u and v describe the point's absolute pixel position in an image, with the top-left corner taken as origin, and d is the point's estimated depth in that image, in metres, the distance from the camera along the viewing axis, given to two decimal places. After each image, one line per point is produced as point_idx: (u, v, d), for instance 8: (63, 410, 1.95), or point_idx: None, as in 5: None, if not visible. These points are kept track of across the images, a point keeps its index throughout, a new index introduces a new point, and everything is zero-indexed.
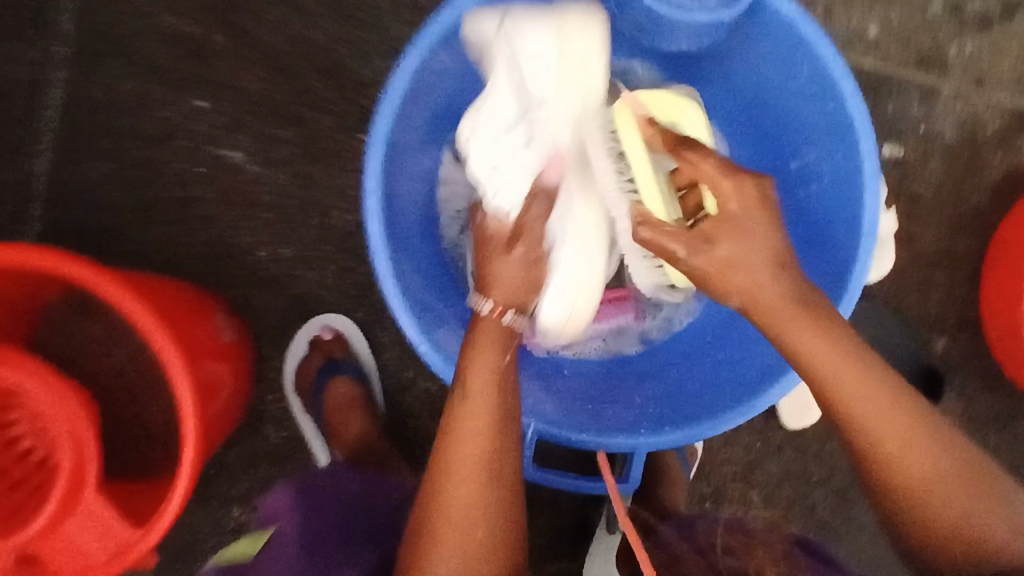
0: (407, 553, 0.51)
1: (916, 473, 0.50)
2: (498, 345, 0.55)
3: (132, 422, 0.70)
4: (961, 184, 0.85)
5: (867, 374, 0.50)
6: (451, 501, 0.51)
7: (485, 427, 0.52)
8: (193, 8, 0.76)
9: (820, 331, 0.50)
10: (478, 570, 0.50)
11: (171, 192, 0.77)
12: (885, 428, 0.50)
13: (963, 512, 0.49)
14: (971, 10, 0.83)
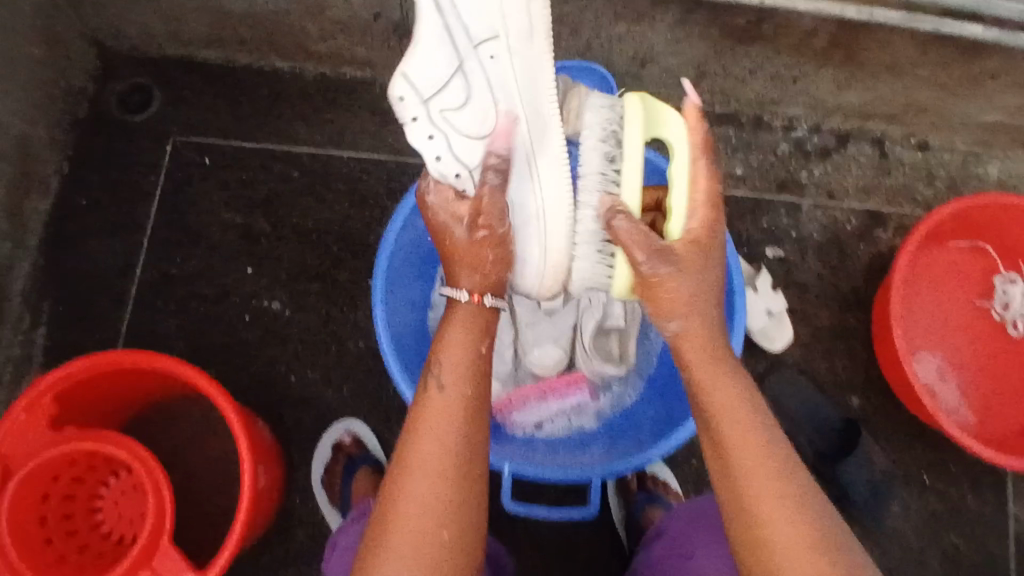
0: (371, 530, 0.55)
1: (778, 516, 0.51)
2: (473, 338, 0.62)
3: (200, 512, 0.90)
4: (836, 272, 1.08)
5: (751, 413, 0.56)
6: (414, 482, 0.55)
7: (456, 413, 0.58)
8: (243, 205, 1.05)
9: (730, 377, 0.58)
10: (434, 549, 0.53)
11: (222, 340, 1.01)
12: (754, 458, 0.54)
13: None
14: (812, 145, 1.11)
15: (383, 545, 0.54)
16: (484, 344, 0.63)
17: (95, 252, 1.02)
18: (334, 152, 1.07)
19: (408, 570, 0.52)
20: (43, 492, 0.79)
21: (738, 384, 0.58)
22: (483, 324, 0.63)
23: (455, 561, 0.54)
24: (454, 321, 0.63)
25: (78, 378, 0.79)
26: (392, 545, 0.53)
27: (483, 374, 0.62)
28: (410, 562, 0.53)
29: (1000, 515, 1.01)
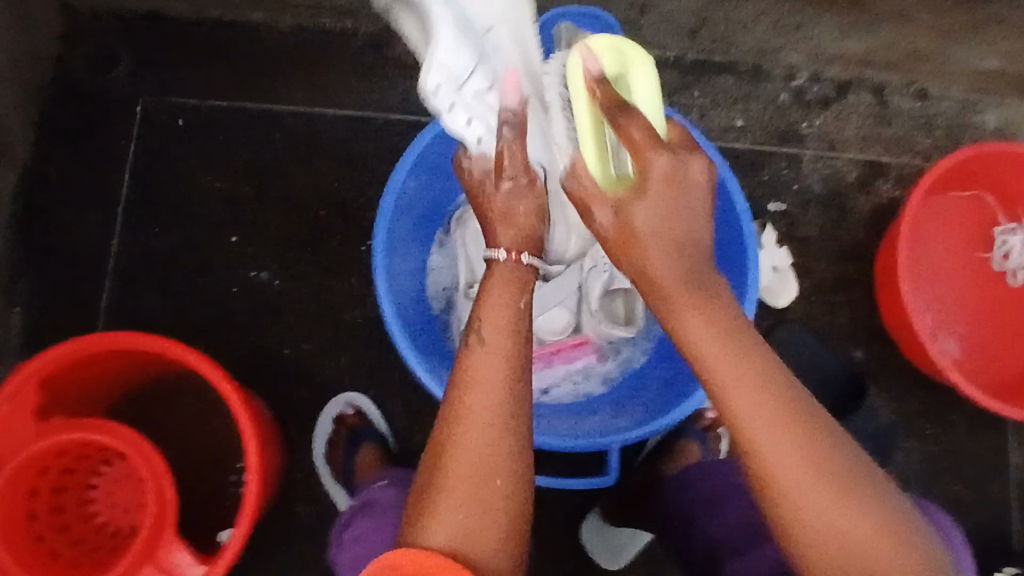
0: (419, 488, 0.52)
1: (826, 524, 0.48)
2: (511, 290, 0.58)
3: (199, 489, 0.87)
4: (838, 225, 1.06)
5: (778, 410, 0.49)
6: (464, 438, 0.51)
7: (504, 366, 0.54)
8: (223, 169, 1.00)
9: (742, 358, 0.50)
10: (491, 501, 0.50)
11: (211, 311, 0.97)
12: (790, 466, 0.48)
13: (854, 543, 0.48)
14: (812, 94, 1.08)
15: (432, 502, 0.50)
16: (524, 298, 0.58)
17: (69, 225, 0.98)
18: (318, 111, 1.00)
19: (464, 523, 0.49)
20: (32, 486, 0.74)
21: (755, 370, 0.50)
22: (521, 280, 0.59)
23: (510, 512, 0.50)
24: (493, 277, 0.59)
25: (62, 364, 0.74)
26: (443, 497, 0.50)
27: (531, 335, 0.57)
28: (462, 517, 0.49)
29: (999, 462, 1.02)
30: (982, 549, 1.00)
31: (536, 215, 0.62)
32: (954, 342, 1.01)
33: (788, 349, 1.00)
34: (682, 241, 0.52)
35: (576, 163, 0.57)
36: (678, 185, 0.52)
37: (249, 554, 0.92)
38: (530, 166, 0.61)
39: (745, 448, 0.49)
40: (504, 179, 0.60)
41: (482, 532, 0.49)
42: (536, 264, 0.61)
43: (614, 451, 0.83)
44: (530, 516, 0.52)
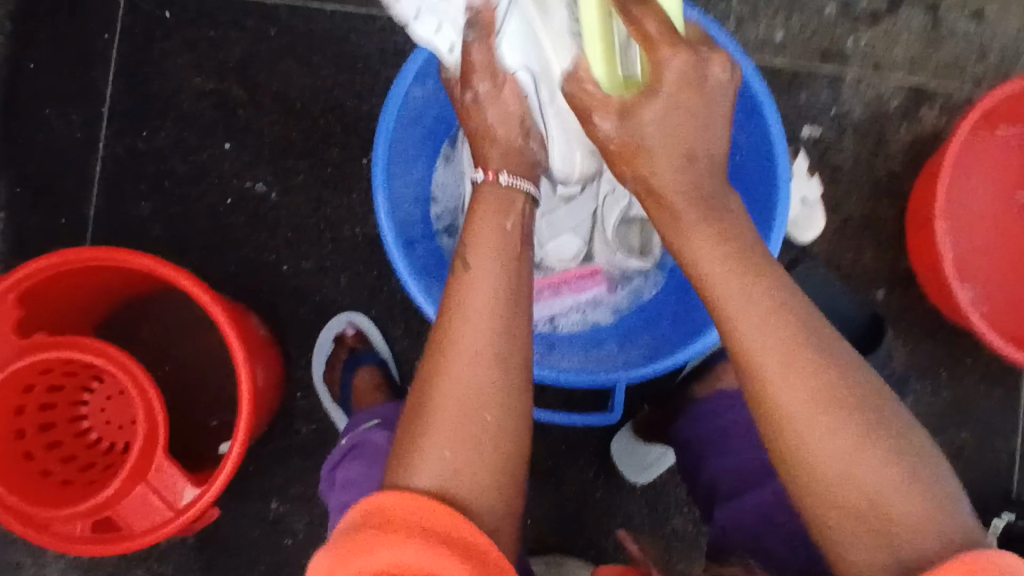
0: (404, 426, 0.48)
1: (876, 488, 0.42)
2: (498, 208, 0.56)
3: (193, 405, 0.85)
4: (873, 156, 0.99)
5: (795, 345, 0.44)
6: (451, 366, 0.47)
7: (497, 283, 0.50)
8: (215, 68, 0.94)
9: (751, 277, 0.46)
10: (479, 438, 0.46)
11: (202, 222, 0.93)
12: (806, 405, 0.43)
13: (834, 436, 0.43)
14: (862, 8, 0.99)
15: (419, 439, 0.46)
16: (508, 213, 0.56)
17: (50, 125, 0.92)
18: (316, 7, 0.94)
19: (453, 462, 0.45)
20: (18, 403, 0.72)
21: (777, 308, 0.45)
22: (506, 199, 0.57)
23: (504, 451, 0.46)
24: (483, 200, 0.57)
25: (41, 279, 0.69)
26: (430, 431, 0.46)
27: (518, 249, 0.54)
28: (456, 454, 0.45)
29: (1014, 410, 0.99)
30: (989, 498, 0.98)
31: (515, 126, 0.61)
32: (985, 285, 0.95)
33: (808, 289, 0.96)
34: (701, 87, 0.47)
35: (582, 66, 0.51)
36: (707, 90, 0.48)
37: (248, 471, 0.91)
38: (498, 69, 0.60)
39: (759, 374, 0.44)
40: (470, 88, 0.60)
41: (476, 474, 0.45)
42: (518, 185, 0.58)
43: (620, 388, 0.79)
44: (525, 461, 0.48)
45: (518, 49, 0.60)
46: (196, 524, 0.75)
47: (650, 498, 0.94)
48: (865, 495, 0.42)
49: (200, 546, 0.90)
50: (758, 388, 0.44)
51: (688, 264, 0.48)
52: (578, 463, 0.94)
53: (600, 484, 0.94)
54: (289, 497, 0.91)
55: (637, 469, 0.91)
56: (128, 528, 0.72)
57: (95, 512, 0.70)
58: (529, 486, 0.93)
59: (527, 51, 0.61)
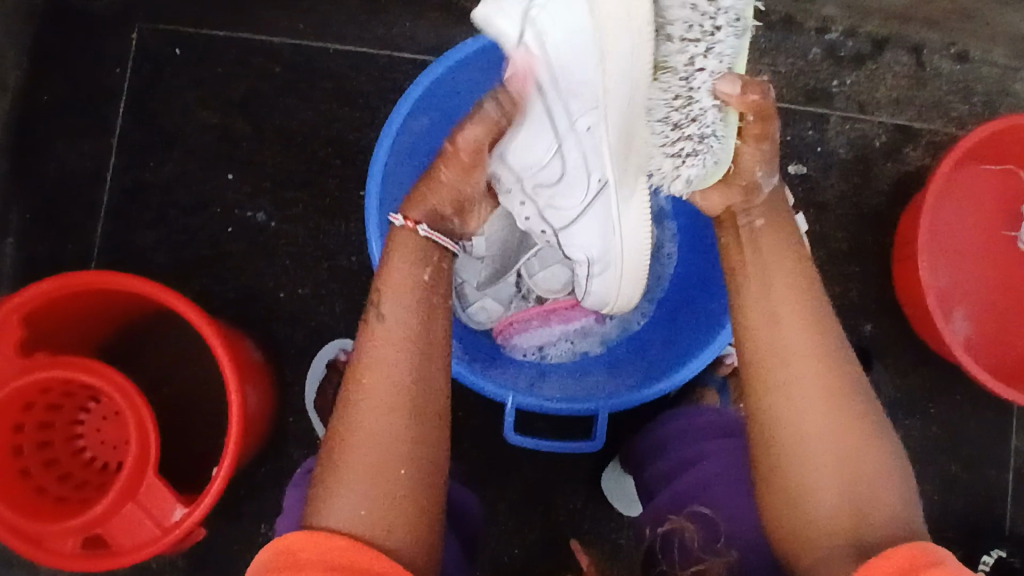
0: (321, 472, 0.51)
1: (813, 440, 0.51)
2: (411, 265, 0.57)
3: (188, 428, 0.87)
4: (859, 192, 1.01)
5: (807, 357, 0.53)
6: (364, 422, 0.51)
7: (408, 344, 0.54)
8: (221, 103, 0.98)
9: (789, 290, 0.55)
10: (392, 491, 0.49)
11: (203, 249, 0.96)
12: (775, 352, 0.53)
13: (799, 387, 0.52)
14: (846, 50, 1.02)
15: (332, 488, 0.50)
16: (423, 271, 0.57)
17: (62, 156, 0.96)
18: (320, 46, 0.98)
19: (364, 514, 0.48)
20: (15, 421, 0.75)
21: (806, 325, 0.54)
22: (420, 250, 0.58)
23: (416, 503, 0.50)
24: (394, 247, 0.58)
25: (42, 301, 0.72)
26: (346, 480, 0.50)
27: (430, 306, 0.56)
28: (368, 501, 0.49)
29: (1003, 444, 0.99)
30: (980, 533, 0.98)
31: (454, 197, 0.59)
32: (971, 320, 0.97)
33: None
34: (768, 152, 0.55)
35: None
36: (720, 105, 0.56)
37: (240, 493, 0.92)
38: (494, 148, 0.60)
39: (781, 374, 0.53)
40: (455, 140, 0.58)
41: (388, 526, 0.48)
42: (431, 237, 0.58)
43: (602, 416, 0.80)
44: (437, 510, 0.51)
45: (590, 235, 0.67)
46: (183, 542, 0.76)
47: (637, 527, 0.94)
48: (850, 492, 0.49)
49: (191, 568, 0.91)
50: (773, 389, 0.53)
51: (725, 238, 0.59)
52: (566, 491, 0.95)
53: (588, 512, 0.95)
54: None
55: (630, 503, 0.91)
56: (117, 545, 0.73)
57: (85, 529, 0.71)
58: (517, 514, 0.94)
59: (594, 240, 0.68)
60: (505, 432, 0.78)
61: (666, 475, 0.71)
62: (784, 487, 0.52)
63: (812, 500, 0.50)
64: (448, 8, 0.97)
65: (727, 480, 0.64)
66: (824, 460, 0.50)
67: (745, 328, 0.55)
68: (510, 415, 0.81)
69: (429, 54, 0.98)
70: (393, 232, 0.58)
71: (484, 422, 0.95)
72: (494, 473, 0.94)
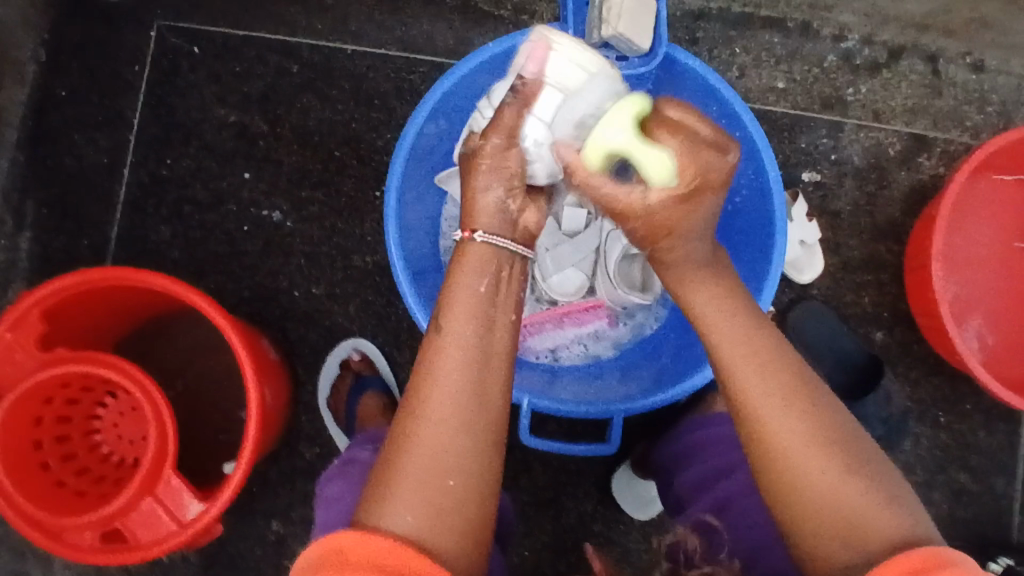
0: (375, 477, 0.51)
1: (815, 466, 0.51)
2: (477, 276, 0.58)
3: (204, 425, 0.88)
4: (872, 201, 1.02)
5: (792, 390, 0.53)
6: (420, 431, 0.51)
7: (466, 356, 0.54)
8: (238, 102, 0.98)
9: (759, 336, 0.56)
10: (444, 498, 0.49)
11: (219, 247, 0.96)
12: (760, 385, 0.54)
13: (788, 418, 0.52)
14: (862, 58, 1.02)
15: (384, 493, 0.50)
16: (481, 284, 0.58)
17: (81, 151, 0.97)
18: (337, 45, 0.98)
19: (416, 519, 0.48)
20: (36, 414, 0.75)
21: (781, 364, 0.55)
22: (485, 260, 0.59)
23: (467, 511, 0.50)
24: (464, 258, 0.59)
25: (64, 297, 0.73)
26: (398, 485, 0.50)
27: (494, 320, 0.57)
28: (419, 507, 0.49)
29: (1010, 454, 0.99)
30: (988, 544, 0.98)
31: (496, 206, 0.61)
32: (982, 329, 0.97)
33: (807, 329, 0.97)
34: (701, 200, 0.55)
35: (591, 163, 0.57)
36: (712, 181, 0.54)
37: (252, 491, 0.93)
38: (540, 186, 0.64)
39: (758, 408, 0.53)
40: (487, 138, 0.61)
41: (440, 532, 0.48)
42: (494, 244, 0.60)
43: (617, 421, 0.81)
44: (490, 522, 0.52)
45: (584, 244, 0.92)
46: (199, 539, 0.77)
47: (647, 532, 0.95)
48: (846, 519, 0.49)
49: (203, 563, 0.92)
50: (760, 432, 0.53)
51: (682, 290, 0.60)
52: (576, 494, 0.95)
53: (597, 515, 0.95)
54: (291, 518, 0.93)
55: (644, 508, 0.93)
56: (135, 540, 0.74)
57: (104, 522, 0.72)
58: (527, 515, 0.95)
59: (585, 242, 0.92)
60: (520, 435, 0.79)
61: (691, 481, 0.73)
62: (791, 512, 0.51)
63: (820, 525, 0.50)
64: (466, 10, 0.97)
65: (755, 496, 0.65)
66: (826, 484, 0.50)
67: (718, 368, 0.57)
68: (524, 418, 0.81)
69: (446, 56, 0.98)
70: (467, 246, 0.60)
71: None
72: (505, 475, 0.95)
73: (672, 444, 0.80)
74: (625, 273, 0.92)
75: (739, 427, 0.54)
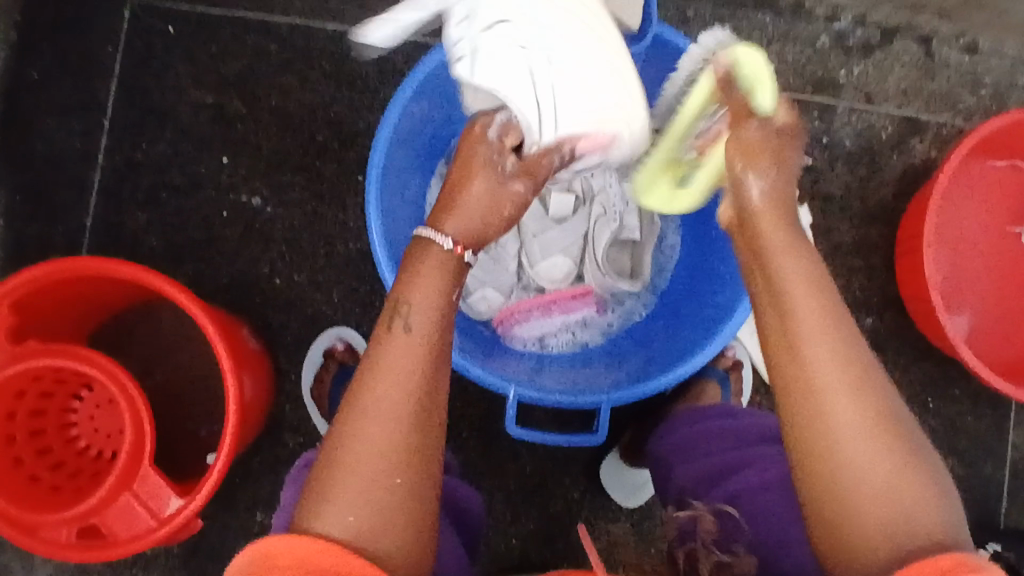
0: (316, 472, 0.50)
1: (863, 452, 0.46)
2: (439, 277, 0.56)
3: (183, 417, 0.86)
4: (864, 185, 1.00)
5: (851, 368, 0.47)
6: (364, 428, 0.49)
7: (415, 353, 0.52)
8: (216, 83, 0.95)
9: (828, 302, 0.49)
10: (386, 498, 0.48)
11: (198, 233, 0.94)
12: (818, 355, 0.47)
13: (841, 394, 0.46)
14: (854, 39, 1.00)
15: (325, 494, 0.48)
16: (441, 283, 0.56)
17: (52, 135, 0.94)
18: (318, 24, 0.95)
19: (354, 519, 0.47)
20: (9, 409, 0.73)
21: (849, 346, 0.48)
22: (445, 263, 0.57)
23: (408, 514, 0.48)
24: (425, 258, 0.56)
25: (35, 288, 0.70)
26: (337, 485, 0.48)
27: (442, 318, 0.55)
28: (358, 508, 0.47)
29: (998, 438, 0.99)
30: (974, 527, 0.98)
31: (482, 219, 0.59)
32: (973, 314, 0.96)
33: None
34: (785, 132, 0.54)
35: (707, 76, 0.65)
36: (790, 132, 0.54)
37: (234, 481, 0.91)
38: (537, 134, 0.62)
39: (803, 386, 0.47)
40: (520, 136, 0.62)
41: (378, 532, 0.47)
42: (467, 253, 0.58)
43: (605, 411, 0.79)
44: (434, 522, 0.50)
45: (569, 233, 0.91)
46: (179, 534, 0.75)
47: (635, 520, 0.94)
48: (884, 510, 0.45)
49: (185, 555, 0.91)
50: (807, 403, 0.47)
51: (754, 234, 0.52)
52: (564, 482, 0.94)
53: (585, 502, 0.94)
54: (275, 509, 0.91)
55: (633, 495, 0.92)
56: (111, 536, 0.72)
57: (81, 518, 0.70)
58: (515, 504, 0.94)
59: (571, 231, 0.91)
60: (506, 424, 0.77)
61: (690, 475, 0.70)
62: (826, 489, 0.46)
63: (857, 508, 0.45)
64: None
65: (763, 496, 0.63)
66: (869, 469, 0.45)
67: (766, 331, 0.50)
68: (511, 408, 0.80)
69: (431, 36, 0.96)
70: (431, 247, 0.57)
71: (483, 412, 0.95)
72: (492, 463, 0.94)
73: (667, 436, 0.79)
74: (612, 262, 0.92)
75: (785, 393, 0.48)
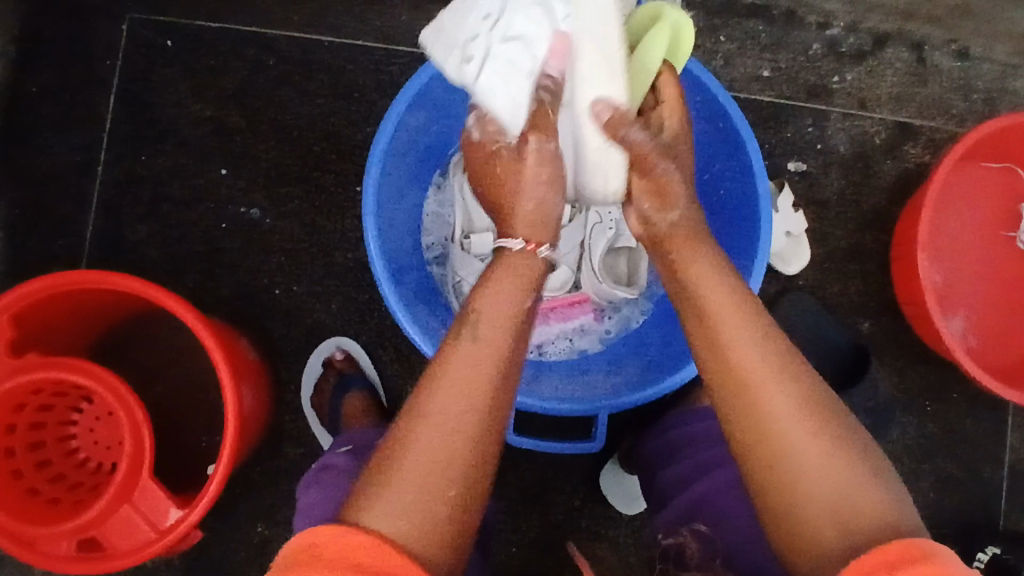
0: (370, 469, 0.50)
1: (800, 443, 0.48)
2: (514, 288, 0.57)
3: (184, 429, 0.86)
4: (859, 190, 1.01)
5: (779, 365, 0.50)
6: (427, 431, 0.49)
7: (494, 363, 0.53)
8: (214, 97, 0.96)
9: (746, 307, 0.53)
10: (439, 501, 0.48)
11: (197, 244, 0.94)
12: (747, 355, 0.51)
13: (770, 388, 0.49)
14: (847, 46, 1.01)
15: (379, 491, 0.48)
16: (518, 297, 0.57)
17: (51, 149, 0.95)
18: (315, 38, 0.96)
19: (407, 518, 0.47)
20: (8, 422, 0.74)
21: (773, 344, 0.51)
22: (524, 276, 0.58)
23: (456, 519, 0.48)
24: (497, 271, 0.58)
25: (32, 302, 0.70)
26: (393, 483, 0.48)
27: (517, 332, 0.55)
28: (411, 510, 0.47)
29: (996, 441, 0.99)
30: (973, 531, 0.98)
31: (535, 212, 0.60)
32: (969, 317, 0.97)
33: (794, 321, 0.96)
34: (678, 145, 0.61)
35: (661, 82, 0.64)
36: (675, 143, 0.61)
37: (235, 493, 0.91)
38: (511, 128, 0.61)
39: (742, 399, 0.50)
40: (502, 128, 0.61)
41: (428, 533, 0.47)
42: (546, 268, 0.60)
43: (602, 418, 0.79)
44: (475, 531, 0.50)
45: (566, 242, 0.92)
46: (179, 545, 0.75)
47: (634, 528, 0.94)
48: (834, 509, 0.46)
49: (185, 567, 0.91)
50: (741, 402, 0.50)
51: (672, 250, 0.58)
52: (564, 489, 0.95)
53: (585, 510, 0.94)
54: (275, 520, 0.91)
55: (632, 502, 0.92)
56: (112, 548, 0.72)
57: (80, 531, 0.70)
58: (515, 512, 0.94)
59: (568, 240, 0.92)
60: (504, 433, 0.77)
61: (677, 474, 0.71)
62: (769, 484, 0.49)
63: (799, 498, 0.47)
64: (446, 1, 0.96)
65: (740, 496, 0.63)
66: (807, 458, 0.48)
67: (703, 358, 0.53)
68: (509, 417, 0.80)
69: None
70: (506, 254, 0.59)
71: None
72: None
73: (660, 442, 0.78)
74: (609, 268, 0.93)
75: (721, 395, 0.52)
